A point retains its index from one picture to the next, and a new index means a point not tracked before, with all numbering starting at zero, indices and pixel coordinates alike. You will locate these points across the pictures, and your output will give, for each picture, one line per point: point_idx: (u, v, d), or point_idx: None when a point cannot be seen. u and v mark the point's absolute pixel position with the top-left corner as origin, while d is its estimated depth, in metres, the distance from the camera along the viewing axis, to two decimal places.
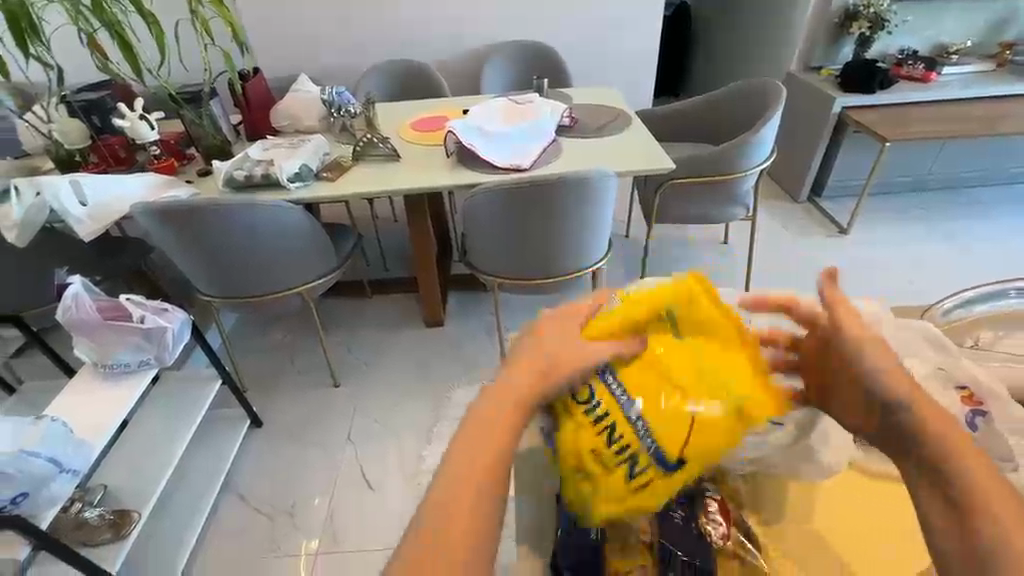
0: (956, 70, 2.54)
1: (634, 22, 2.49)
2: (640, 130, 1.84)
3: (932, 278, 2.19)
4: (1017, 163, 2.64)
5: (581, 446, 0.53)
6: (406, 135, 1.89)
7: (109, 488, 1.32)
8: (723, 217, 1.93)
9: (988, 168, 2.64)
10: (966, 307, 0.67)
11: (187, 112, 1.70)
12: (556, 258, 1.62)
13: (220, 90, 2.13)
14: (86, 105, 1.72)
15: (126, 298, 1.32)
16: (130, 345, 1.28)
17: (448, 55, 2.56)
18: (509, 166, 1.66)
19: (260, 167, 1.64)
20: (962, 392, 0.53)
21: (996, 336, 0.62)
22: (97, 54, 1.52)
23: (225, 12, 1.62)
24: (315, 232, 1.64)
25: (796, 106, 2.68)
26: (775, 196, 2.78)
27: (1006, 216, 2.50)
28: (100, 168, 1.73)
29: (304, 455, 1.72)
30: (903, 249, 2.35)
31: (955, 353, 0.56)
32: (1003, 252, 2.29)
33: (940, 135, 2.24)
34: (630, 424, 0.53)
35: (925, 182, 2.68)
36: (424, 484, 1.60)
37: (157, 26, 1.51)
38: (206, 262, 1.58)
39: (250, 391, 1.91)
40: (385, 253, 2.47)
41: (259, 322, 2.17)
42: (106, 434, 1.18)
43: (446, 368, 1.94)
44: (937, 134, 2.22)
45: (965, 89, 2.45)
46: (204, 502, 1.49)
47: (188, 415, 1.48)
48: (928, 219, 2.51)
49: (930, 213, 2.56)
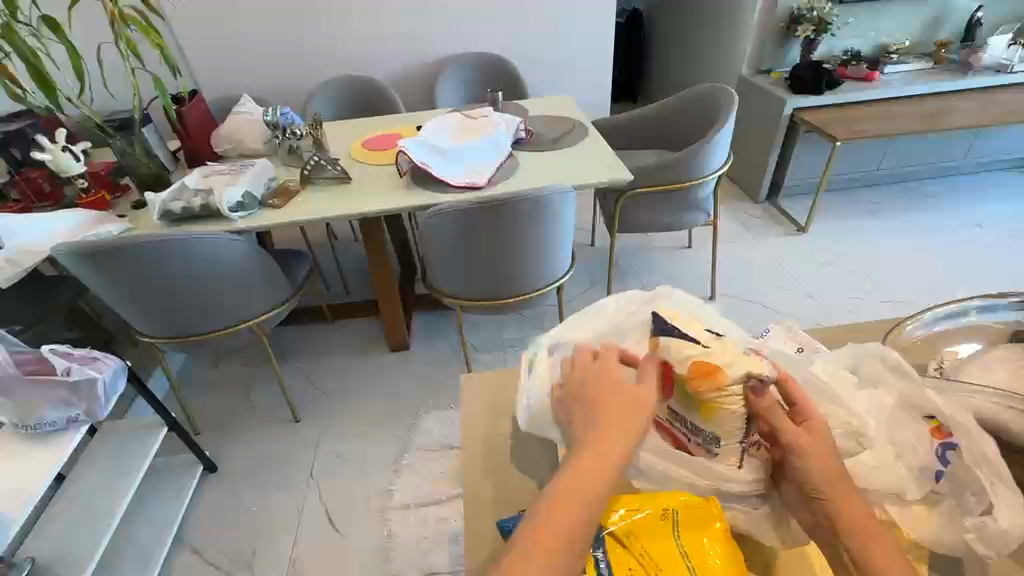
0: (899, 68, 2.63)
1: (587, 31, 2.49)
2: (598, 140, 1.82)
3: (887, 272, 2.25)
4: (958, 157, 2.74)
5: None
6: (357, 155, 1.82)
7: (38, 559, 1.20)
8: (684, 224, 1.92)
9: (934, 161, 2.73)
10: (928, 325, 0.67)
11: (115, 141, 1.58)
12: (518, 278, 1.57)
13: (155, 114, 2.02)
14: (5, 137, 1.60)
15: (50, 349, 1.21)
16: (57, 401, 1.17)
17: (400, 70, 2.50)
18: (465, 183, 1.61)
19: (198, 197, 1.54)
20: (932, 423, 0.52)
21: (962, 357, 0.60)
22: (8, 83, 1.39)
23: (151, 32, 1.52)
24: (265, 261, 1.56)
25: (749, 109, 2.73)
26: (735, 198, 2.81)
27: (953, 208, 2.58)
28: (22, 205, 1.58)
29: (264, 498, 1.61)
30: (860, 244, 2.40)
31: (920, 381, 0.55)
32: (953, 244, 2.37)
33: (887, 133, 2.31)
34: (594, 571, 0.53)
35: (876, 177, 2.75)
36: (393, 521, 1.52)
37: (74, 51, 1.40)
38: (143, 305, 1.48)
39: (204, 433, 1.80)
40: (345, 276, 2.38)
41: (213, 357, 2.06)
42: (29, 506, 1.07)
43: (413, 394, 1.87)
44: (885, 133, 2.28)
45: (908, 87, 2.53)
46: (153, 561, 1.38)
47: (129, 469, 1.36)
48: (881, 215, 2.58)
49: (881, 208, 2.63)
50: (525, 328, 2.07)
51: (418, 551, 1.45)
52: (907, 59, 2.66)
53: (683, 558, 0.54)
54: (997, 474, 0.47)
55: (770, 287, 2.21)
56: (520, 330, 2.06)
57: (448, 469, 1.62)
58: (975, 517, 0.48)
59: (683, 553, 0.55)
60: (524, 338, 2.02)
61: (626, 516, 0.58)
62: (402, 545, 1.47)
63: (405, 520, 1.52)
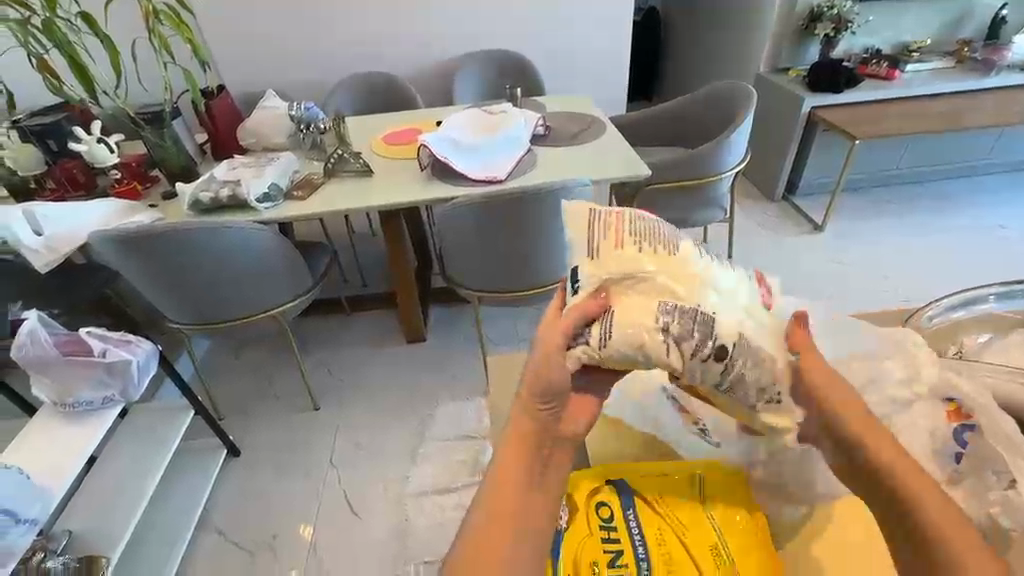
0: (919, 66, 2.60)
1: (605, 29, 2.50)
2: (615, 137, 1.84)
3: (903, 272, 2.24)
4: (979, 156, 2.71)
5: (579, 554, 0.56)
6: (378, 149, 1.86)
7: (74, 532, 1.25)
8: (700, 221, 1.93)
9: (954, 160, 2.70)
10: (945, 313, 0.66)
11: (147, 133, 1.63)
12: (535, 270, 1.59)
13: (183, 108, 2.08)
14: (40, 129, 1.64)
15: (87, 331, 1.25)
16: (92, 380, 1.22)
17: (419, 67, 2.53)
18: (484, 177, 1.64)
19: (226, 187, 1.59)
20: (949, 405, 0.52)
21: (979, 344, 0.61)
22: (48, 76, 1.44)
23: (183, 27, 1.57)
24: (289, 251, 1.60)
25: (766, 107, 2.72)
26: (750, 196, 2.81)
27: (973, 208, 2.56)
28: (57, 193, 1.64)
29: (285, 483, 1.66)
30: (878, 243, 2.39)
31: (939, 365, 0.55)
32: (972, 244, 2.35)
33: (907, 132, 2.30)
34: (628, 535, 0.56)
35: (895, 176, 2.72)
36: (410, 507, 1.55)
37: (111, 46, 1.45)
38: (175, 292, 1.53)
39: (227, 418, 1.85)
40: (363, 269, 2.42)
41: (235, 346, 2.11)
42: (67, 479, 1.12)
43: (428, 385, 1.90)
44: (904, 131, 2.27)
45: (928, 85, 2.51)
46: (179, 539, 1.42)
47: (157, 449, 1.41)
48: (899, 215, 2.56)
49: (900, 209, 2.61)
50: (539, 322, 2.09)
51: (434, 536, 1.48)
52: (928, 58, 2.63)
53: (708, 517, 0.58)
54: (1017, 452, 0.48)
55: (785, 285, 2.20)
56: (535, 324, 2.08)
57: (463, 458, 1.65)
58: (997, 491, 0.47)
59: (709, 516, 0.58)
60: (539, 332, 2.04)
61: (657, 481, 0.61)
62: (419, 531, 1.50)
63: (421, 507, 1.55)
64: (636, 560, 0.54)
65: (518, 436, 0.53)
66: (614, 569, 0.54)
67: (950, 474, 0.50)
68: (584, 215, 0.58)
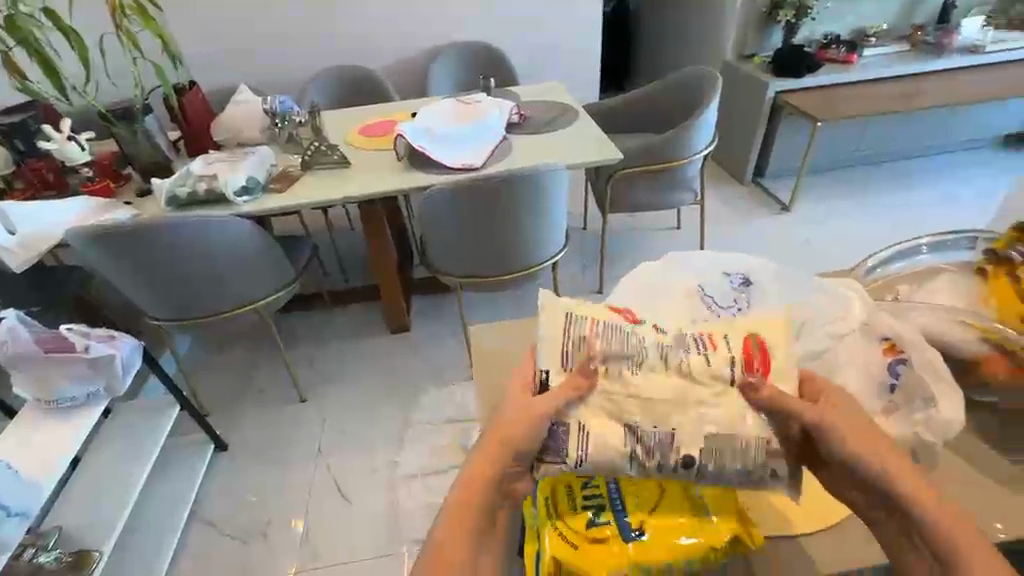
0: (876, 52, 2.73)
1: (575, 19, 2.55)
2: (589, 123, 1.89)
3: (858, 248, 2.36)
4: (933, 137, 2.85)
5: (559, 482, 0.65)
6: (354, 141, 1.88)
7: (65, 528, 1.25)
8: (672, 204, 1.99)
9: (914, 139, 2.83)
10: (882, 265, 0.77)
11: (118, 129, 1.62)
12: (514, 254, 1.63)
13: (154, 105, 2.05)
14: (8, 128, 1.62)
15: (67, 328, 1.25)
16: (76, 376, 1.22)
17: (392, 59, 2.54)
18: (460, 165, 1.67)
19: (203, 182, 1.59)
20: (885, 343, 0.59)
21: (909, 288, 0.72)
22: (13, 72, 1.42)
23: (150, 20, 1.55)
24: (269, 243, 1.60)
25: (733, 92, 2.80)
26: (721, 180, 2.89)
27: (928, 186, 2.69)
28: (28, 193, 1.62)
29: (275, 473, 1.67)
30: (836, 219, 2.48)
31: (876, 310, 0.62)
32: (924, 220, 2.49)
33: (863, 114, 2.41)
34: (600, 469, 0.66)
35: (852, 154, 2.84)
36: (399, 489, 1.59)
37: (76, 40, 1.44)
38: (155, 286, 1.52)
39: (212, 414, 1.85)
40: (344, 263, 2.43)
41: (218, 342, 2.10)
42: (55, 474, 1.13)
43: (414, 373, 1.93)
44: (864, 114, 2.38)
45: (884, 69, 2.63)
46: (171, 532, 1.43)
47: (143, 445, 1.42)
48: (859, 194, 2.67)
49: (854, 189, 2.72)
50: (520, 307, 2.14)
51: (424, 516, 1.52)
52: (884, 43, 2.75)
53: None
54: (940, 376, 0.55)
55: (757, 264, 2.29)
56: (516, 310, 2.13)
57: (449, 440, 1.69)
58: (922, 411, 0.55)
59: None
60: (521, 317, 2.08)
61: None
62: (410, 511, 1.54)
63: (410, 489, 1.59)
64: (607, 485, 0.64)
65: (472, 488, 0.51)
66: (587, 489, 0.64)
67: (886, 404, 0.57)
68: (560, 319, 0.58)
